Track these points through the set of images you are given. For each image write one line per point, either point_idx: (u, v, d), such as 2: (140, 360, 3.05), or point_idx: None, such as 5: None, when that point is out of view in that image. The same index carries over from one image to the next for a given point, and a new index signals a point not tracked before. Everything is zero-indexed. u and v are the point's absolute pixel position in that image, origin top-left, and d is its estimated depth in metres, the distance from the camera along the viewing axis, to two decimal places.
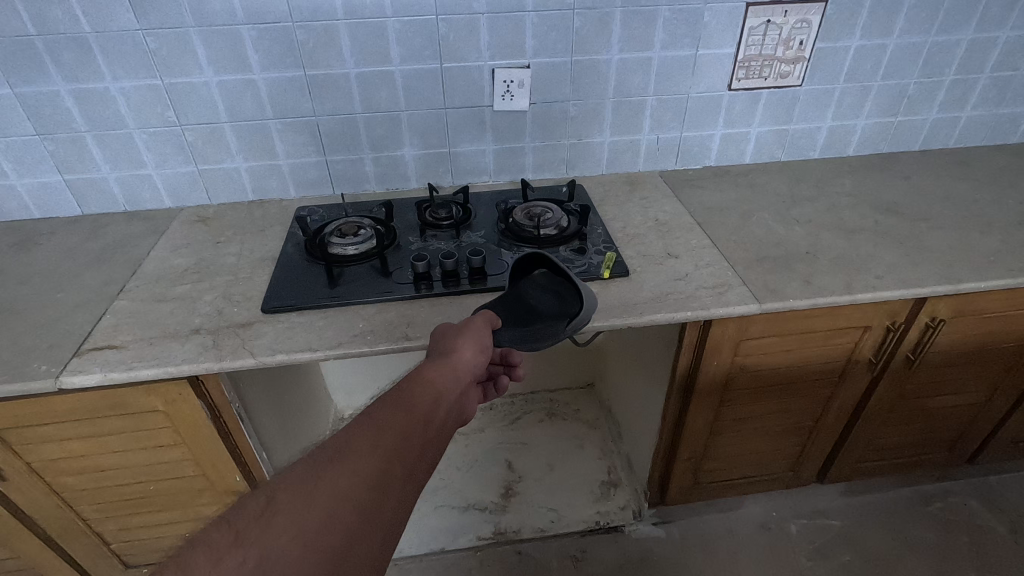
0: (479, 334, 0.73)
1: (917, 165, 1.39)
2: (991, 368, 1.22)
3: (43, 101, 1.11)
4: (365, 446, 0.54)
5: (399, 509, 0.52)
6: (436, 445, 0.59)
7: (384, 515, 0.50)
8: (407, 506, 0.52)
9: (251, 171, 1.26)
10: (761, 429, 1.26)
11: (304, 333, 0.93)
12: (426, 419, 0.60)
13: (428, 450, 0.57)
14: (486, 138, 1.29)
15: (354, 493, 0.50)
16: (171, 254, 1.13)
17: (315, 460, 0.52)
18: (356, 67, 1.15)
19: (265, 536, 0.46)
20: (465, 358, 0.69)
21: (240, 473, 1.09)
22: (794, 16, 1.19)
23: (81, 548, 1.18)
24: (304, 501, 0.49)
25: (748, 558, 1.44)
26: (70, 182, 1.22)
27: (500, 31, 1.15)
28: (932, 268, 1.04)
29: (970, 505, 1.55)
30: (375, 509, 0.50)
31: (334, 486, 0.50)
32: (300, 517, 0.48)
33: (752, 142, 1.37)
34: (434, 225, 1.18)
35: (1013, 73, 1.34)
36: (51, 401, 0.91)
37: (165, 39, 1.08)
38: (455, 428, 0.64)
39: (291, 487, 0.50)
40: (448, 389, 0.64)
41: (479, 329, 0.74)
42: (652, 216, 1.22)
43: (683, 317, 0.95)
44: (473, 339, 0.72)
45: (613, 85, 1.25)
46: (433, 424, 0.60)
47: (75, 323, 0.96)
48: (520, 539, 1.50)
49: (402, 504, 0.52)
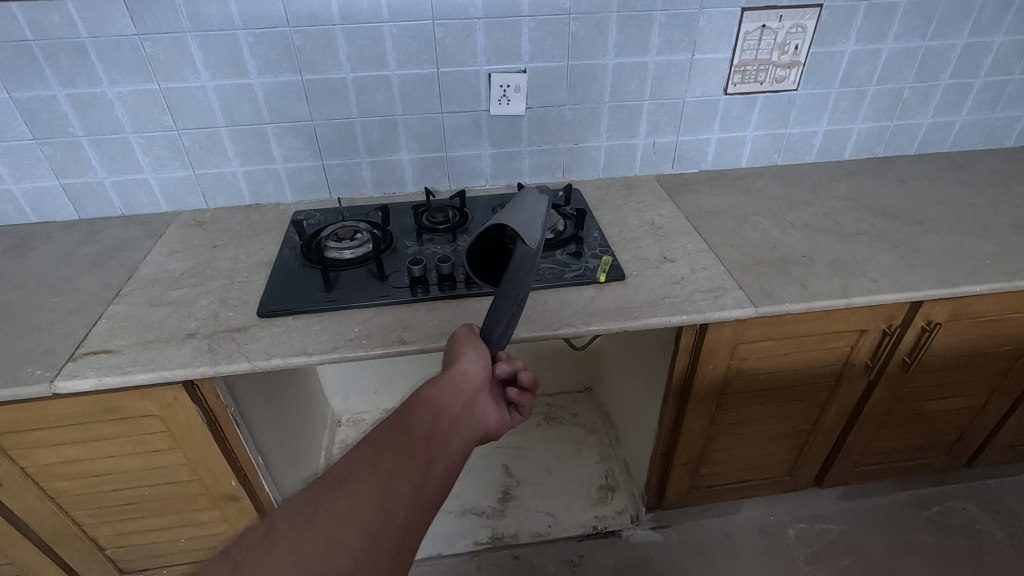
0: (472, 343, 0.75)
1: (913, 169, 1.39)
2: (987, 371, 1.22)
3: (39, 105, 1.11)
4: (365, 469, 0.54)
5: (403, 529, 0.52)
6: (439, 461, 0.60)
7: (389, 537, 0.51)
8: (411, 524, 0.53)
9: (248, 175, 1.26)
10: (758, 433, 1.26)
11: (300, 337, 0.93)
12: (427, 436, 0.61)
13: (432, 468, 0.58)
14: (483, 143, 1.29)
15: (358, 516, 0.50)
16: (167, 259, 1.13)
17: (315, 488, 0.52)
18: (353, 72, 1.15)
19: (262, 565, 0.45)
20: (463, 370, 0.71)
21: (235, 478, 1.08)
22: (789, 21, 1.20)
23: (76, 554, 1.18)
24: (305, 528, 0.48)
25: (746, 562, 1.44)
26: (67, 186, 1.22)
27: (497, 36, 1.15)
28: (927, 272, 1.05)
29: (969, 509, 1.54)
30: (378, 530, 0.50)
31: (335, 511, 0.50)
32: (303, 543, 0.47)
33: (748, 146, 1.38)
34: (430, 229, 1.18)
35: (1007, 77, 1.34)
36: (46, 406, 0.91)
37: (162, 45, 1.08)
38: (462, 443, 0.65)
39: (291, 516, 0.49)
40: (447, 405, 0.66)
41: (473, 341, 0.76)
42: (649, 220, 1.22)
43: (679, 320, 0.96)
44: (467, 352, 0.73)
45: (610, 89, 1.25)
46: (434, 441, 0.61)
47: (70, 327, 0.96)
48: (517, 544, 1.49)
49: (406, 525, 0.53)
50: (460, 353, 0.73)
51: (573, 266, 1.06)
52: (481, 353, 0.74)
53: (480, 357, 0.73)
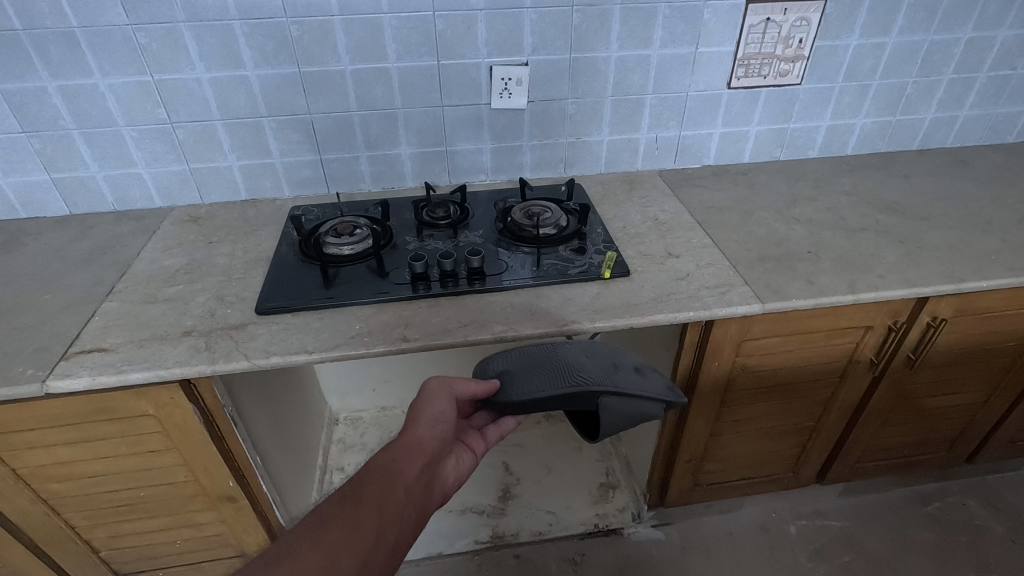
0: (433, 404, 0.74)
1: (916, 164, 1.39)
2: (991, 368, 1.22)
3: (29, 97, 1.08)
4: (316, 541, 0.56)
5: None
6: (391, 530, 0.60)
7: None
8: None
9: (244, 170, 1.23)
10: (761, 429, 1.25)
11: (299, 334, 0.91)
12: (382, 504, 0.62)
13: (383, 536, 0.59)
14: (484, 137, 1.27)
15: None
16: (161, 255, 1.11)
17: (255, 565, 0.52)
18: (351, 64, 1.13)
19: None
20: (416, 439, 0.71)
21: (233, 478, 1.06)
22: (793, 14, 1.18)
23: (70, 556, 1.15)
24: None
25: (747, 559, 1.43)
26: (58, 180, 1.19)
27: (499, 28, 1.13)
28: (933, 267, 1.04)
29: (968, 505, 1.55)
30: None
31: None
32: None
33: (751, 141, 1.36)
34: (431, 225, 1.16)
35: (1010, 72, 1.34)
36: (37, 406, 0.88)
37: (155, 36, 1.05)
38: (421, 512, 0.67)
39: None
40: (401, 468, 0.66)
41: (431, 399, 0.75)
42: (652, 216, 1.21)
43: (685, 317, 0.94)
44: (426, 413, 0.73)
45: (612, 83, 1.23)
46: (389, 509, 0.62)
47: (62, 325, 0.94)
48: (518, 542, 1.48)
49: None
50: (423, 410, 0.74)
51: (577, 261, 1.05)
52: (448, 415, 0.75)
53: (440, 418, 0.74)
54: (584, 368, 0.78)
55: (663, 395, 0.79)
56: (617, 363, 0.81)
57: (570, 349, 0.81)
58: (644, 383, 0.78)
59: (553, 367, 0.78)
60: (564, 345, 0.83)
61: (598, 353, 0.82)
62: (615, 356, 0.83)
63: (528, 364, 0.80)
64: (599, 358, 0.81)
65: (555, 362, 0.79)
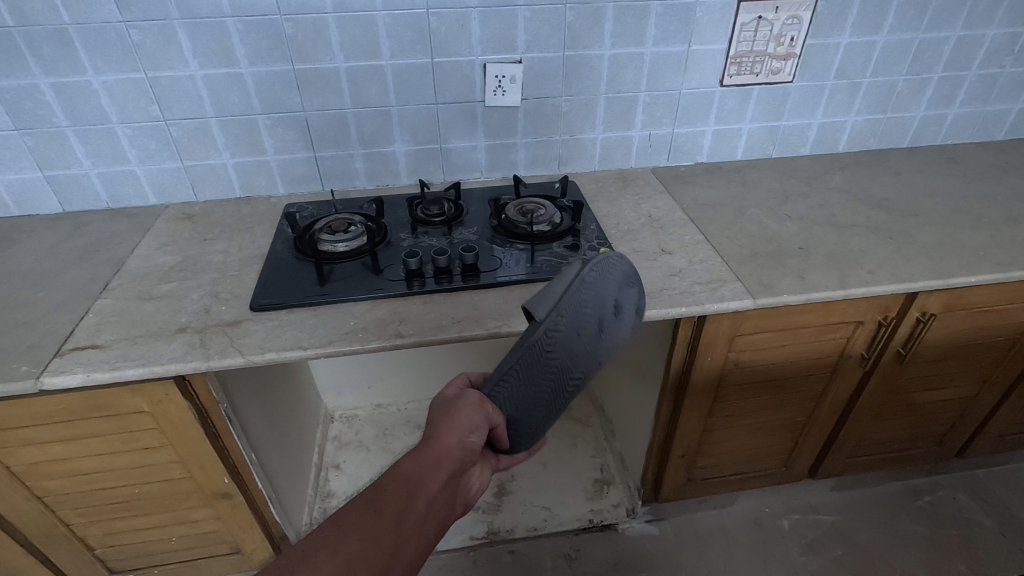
0: (468, 416, 0.66)
1: (907, 161, 1.40)
2: (980, 362, 1.24)
3: (21, 95, 1.08)
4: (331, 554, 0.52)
5: None
6: (408, 544, 0.56)
7: None
8: None
9: (239, 167, 1.23)
10: (753, 425, 1.26)
11: (294, 331, 0.92)
12: (403, 517, 0.57)
13: (400, 553, 0.55)
14: (478, 134, 1.27)
15: None
16: (156, 252, 1.11)
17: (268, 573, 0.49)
18: (345, 62, 1.13)
19: None
20: (446, 448, 0.63)
21: (228, 474, 1.06)
22: (785, 12, 1.19)
23: (64, 554, 1.15)
24: None
25: (741, 554, 1.44)
26: (51, 178, 1.18)
27: (493, 26, 1.14)
28: (922, 263, 1.05)
29: (959, 499, 1.56)
30: None
31: None
32: None
33: (743, 138, 1.37)
34: (426, 222, 1.16)
35: (999, 70, 1.35)
36: (32, 403, 0.89)
37: (149, 32, 1.05)
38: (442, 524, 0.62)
39: None
40: (426, 479, 0.61)
41: (468, 408, 0.66)
42: (645, 212, 1.22)
43: (678, 312, 0.95)
44: (460, 421, 0.65)
45: (606, 81, 1.24)
46: (410, 522, 0.57)
47: (56, 322, 0.94)
48: (513, 538, 1.49)
49: None
50: (458, 418, 0.65)
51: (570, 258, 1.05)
52: (483, 430, 0.67)
53: (475, 432, 0.65)
54: (576, 356, 0.72)
55: (637, 317, 0.79)
56: (601, 313, 0.73)
57: (562, 348, 0.70)
58: (623, 322, 0.77)
59: (549, 374, 0.71)
60: (555, 341, 0.69)
61: (584, 321, 0.71)
62: (594, 304, 0.73)
63: (529, 399, 0.72)
64: (586, 328, 0.72)
65: (555, 376, 0.72)
